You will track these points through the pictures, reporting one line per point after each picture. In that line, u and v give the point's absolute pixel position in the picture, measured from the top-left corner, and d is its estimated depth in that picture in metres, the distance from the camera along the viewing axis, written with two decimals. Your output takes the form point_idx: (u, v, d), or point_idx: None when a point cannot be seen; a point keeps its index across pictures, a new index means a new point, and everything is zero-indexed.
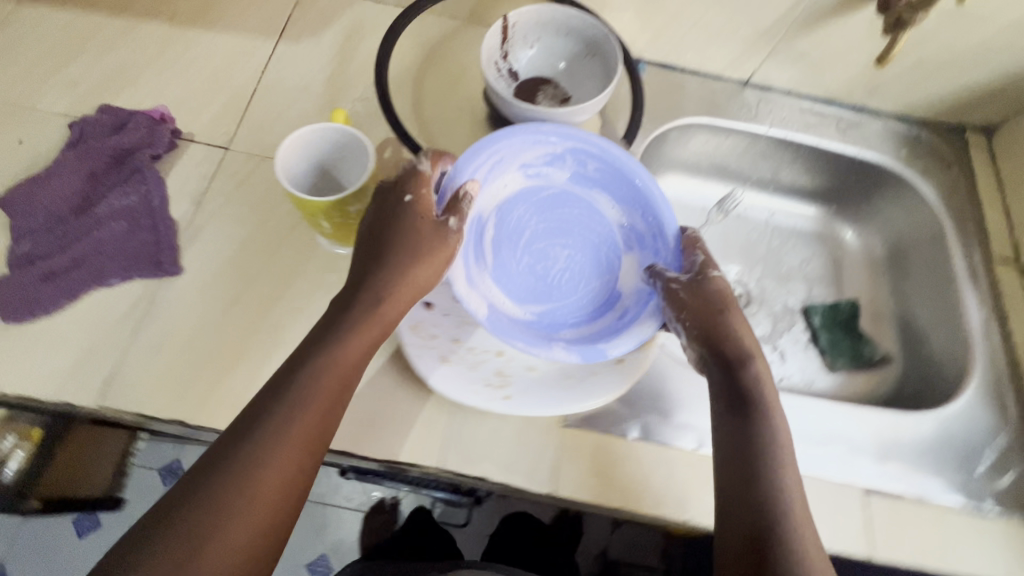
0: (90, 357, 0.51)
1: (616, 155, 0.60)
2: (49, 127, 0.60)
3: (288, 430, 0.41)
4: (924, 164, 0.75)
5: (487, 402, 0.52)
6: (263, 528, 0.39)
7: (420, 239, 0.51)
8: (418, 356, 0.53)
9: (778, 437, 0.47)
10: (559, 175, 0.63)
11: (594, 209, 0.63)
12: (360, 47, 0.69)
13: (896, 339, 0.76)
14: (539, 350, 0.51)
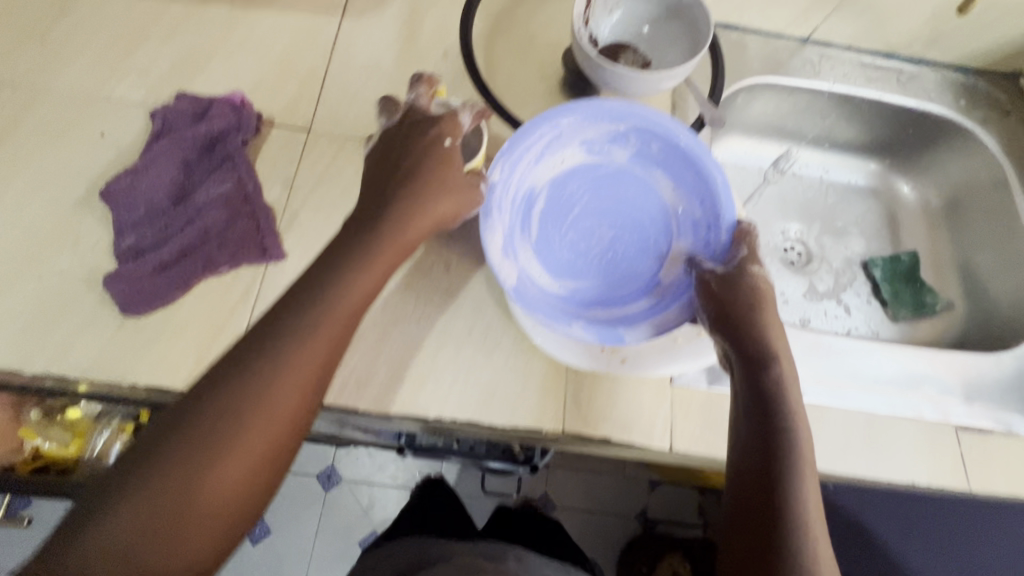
0: (213, 346, 0.52)
1: (684, 138, 0.56)
2: (130, 118, 0.59)
3: (286, 359, 0.41)
4: (984, 114, 0.76)
5: (604, 365, 0.54)
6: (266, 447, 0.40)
7: (451, 174, 0.49)
8: (532, 326, 0.54)
9: (798, 444, 0.45)
10: (619, 152, 0.60)
11: (651, 189, 0.60)
12: (427, 18, 0.67)
13: (958, 286, 0.78)
14: (558, 322, 0.50)
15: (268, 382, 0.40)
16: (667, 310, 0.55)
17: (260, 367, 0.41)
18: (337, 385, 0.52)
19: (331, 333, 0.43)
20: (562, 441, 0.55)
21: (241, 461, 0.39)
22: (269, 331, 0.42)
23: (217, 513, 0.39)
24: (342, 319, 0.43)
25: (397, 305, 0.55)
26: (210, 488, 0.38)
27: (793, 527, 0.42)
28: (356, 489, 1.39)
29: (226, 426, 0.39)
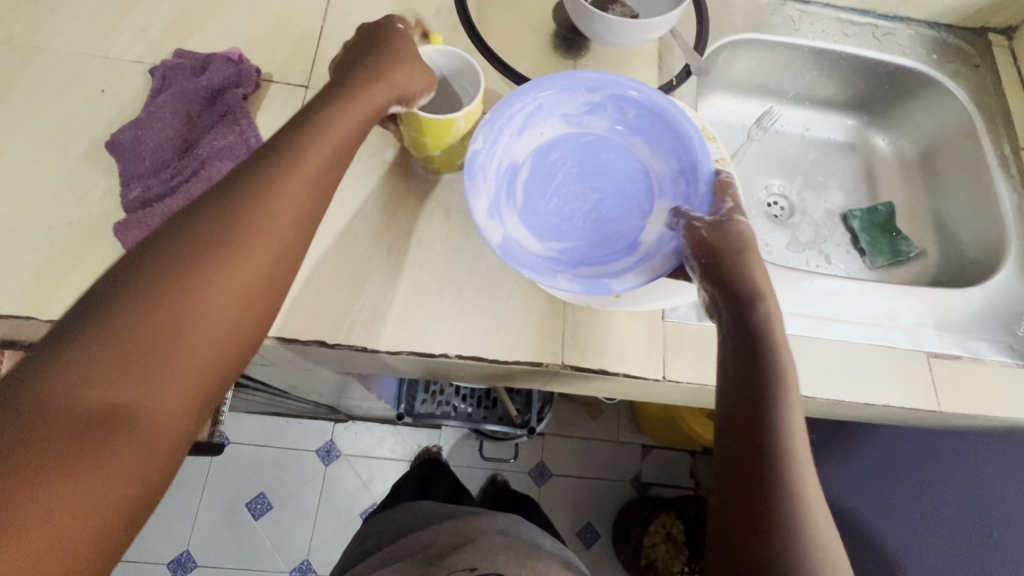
0: None
1: (657, 100, 0.55)
2: (130, 76, 0.60)
3: (258, 209, 0.40)
4: (955, 67, 0.79)
5: (600, 300, 0.55)
6: (244, 297, 0.39)
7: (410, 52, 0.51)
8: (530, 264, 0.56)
9: (787, 383, 0.42)
10: (598, 122, 0.59)
11: (631, 155, 0.59)
12: None
13: (931, 234, 0.82)
14: (541, 276, 0.50)
15: (240, 230, 0.39)
16: (645, 261, 0.54)
17: (232, 216, 0.39)
18: (345, 326, 0.54)
19: (307, 191, 0.42)
20: (562, 375, 0.58)
21: (223, 309, 0.38)
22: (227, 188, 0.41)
23: (197, 365, 0.37)
24: (309, 171, 0.43)
25: (400, 249, 0.57)
26: (198, 316, 0.37)
27: (782, 469, 0.39)
28: (355, 463, 1.41)
29: (201, 277, 0.37)
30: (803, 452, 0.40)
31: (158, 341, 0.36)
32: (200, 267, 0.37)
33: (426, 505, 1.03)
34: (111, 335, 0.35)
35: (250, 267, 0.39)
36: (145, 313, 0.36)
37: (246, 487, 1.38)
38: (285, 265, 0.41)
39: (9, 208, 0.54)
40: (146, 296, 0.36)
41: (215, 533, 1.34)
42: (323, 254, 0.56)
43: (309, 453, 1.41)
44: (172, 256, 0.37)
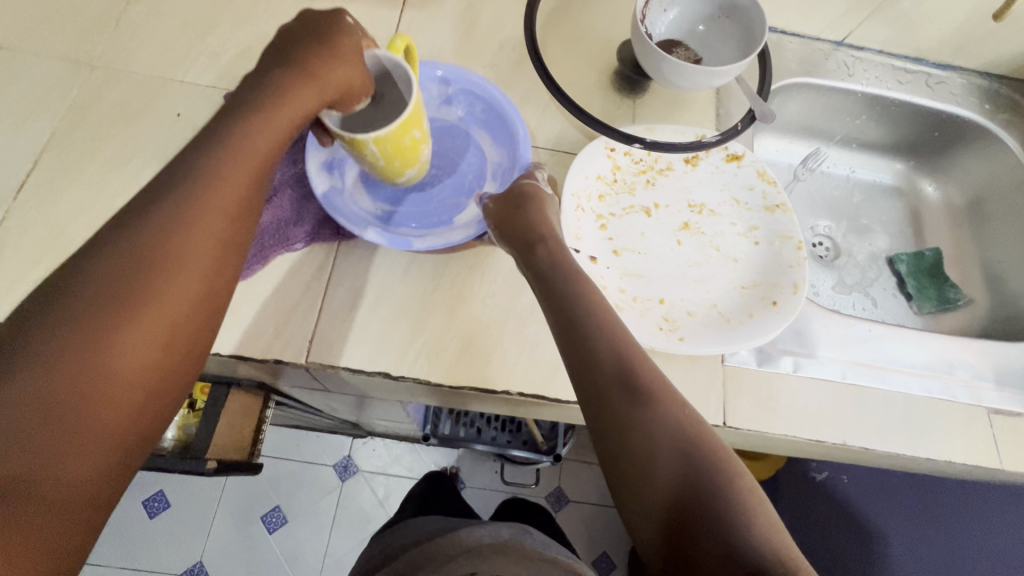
0: (289, 320, 0.54)
1: (497, 97, 0.60)
2: (203, 100, 0.61)
3: (194, 215, 0.36)
4: (1007, 117, 0.79)
5: (666, 343, 0.55)
6: (183, 309, 0.36)
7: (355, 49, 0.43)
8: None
9: (637, 361, 0.43)
10: (449, 110, 0.62)
11: (474, 144, 0.61)
12: (482, 15, 0.71)
13: (981, 282, 0.81)
14: (351, 226, 0.53)
15: (176, 237, 0.36)
16: (452, 228, 0.56)
17: (152, 227, 0.36)
18: (409, 358, 0.54)
19: (242, 194, 0.39)
20: None
21: (157, 329, 0.35)
22: (162, 192, 0.36)
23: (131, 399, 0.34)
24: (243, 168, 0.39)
25: (462, 282, 0.57)
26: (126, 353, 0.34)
27: (687, 450, 0.39)
28: (371, 480, 1.40)
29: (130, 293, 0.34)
30: (692, 417, 0.41)
31: (88, 379, 0.32)
32: (133, 287, 0.34)
33: (430, 521, 1.02)
34: (33, 381, 0.31)
35: (186, 275, 0.36)
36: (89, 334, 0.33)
37: (263, 500, 1.37)
38: (228, 267, 0.39)
39: (83, 227, 0.55)
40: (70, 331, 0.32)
41: (229, 546, 1.33)
42: (388, 285, 0.56)
43: (326, 467, 1.40)
44: (97, 280, 0.34)
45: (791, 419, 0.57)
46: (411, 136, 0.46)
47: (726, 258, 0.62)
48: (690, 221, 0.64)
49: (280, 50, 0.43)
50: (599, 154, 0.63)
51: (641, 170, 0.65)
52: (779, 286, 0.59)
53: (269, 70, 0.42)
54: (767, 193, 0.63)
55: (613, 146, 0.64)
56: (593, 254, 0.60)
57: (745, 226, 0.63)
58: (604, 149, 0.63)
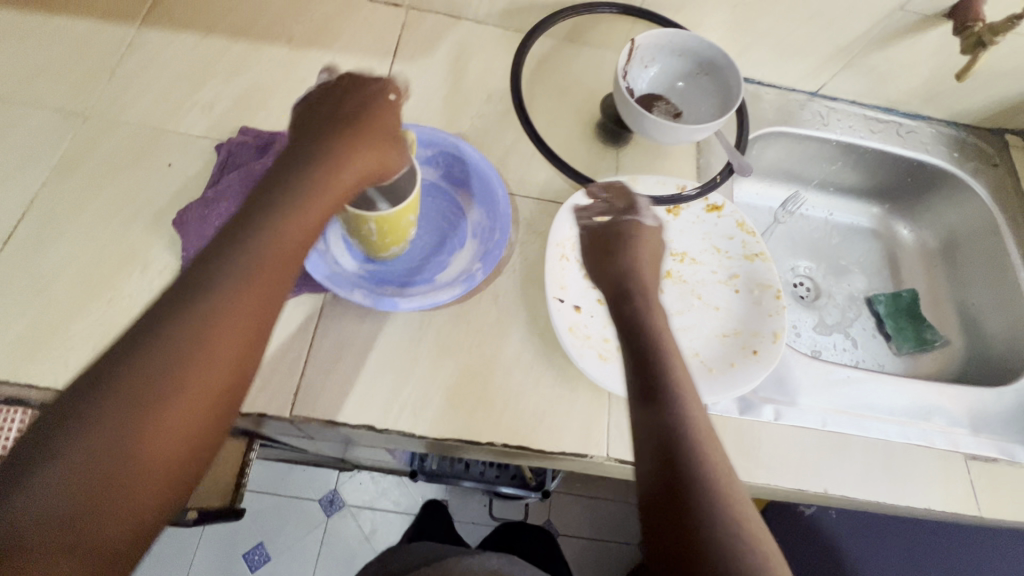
0: (273, 372, 0.54)
1: (476, 157, 0.63)
2: (195, 150, 0.62)
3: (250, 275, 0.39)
4: (975, 165, 0.83)
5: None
6: (217, 389, 0.37)
7: (393, 134, 0.50)
8: (580, 354, 0.56)
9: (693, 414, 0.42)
10: (428, 171, 0.65)
11: (455, 203, 0.64)
12: (470, 67, 0.74)
13: (956, 323, 0.83)
14: (338, 287, 0.54)
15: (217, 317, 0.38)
16: (439, 287, 0.57)
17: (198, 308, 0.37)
18: (394, 411, 0.54)
19: (290, 254, 0.42)
20: (603, 466, 0.57)
21: (193, 410, 0.36)
22: (226, 254, 0.40)
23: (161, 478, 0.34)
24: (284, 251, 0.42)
25: (448, 332, 0.58)
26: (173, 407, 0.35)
27: (708, 499, 0.38)
28: (358, 515, 1.37)
29: (168, 374, 0.35)
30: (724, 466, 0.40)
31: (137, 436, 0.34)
32: (190, 342, 0.36)
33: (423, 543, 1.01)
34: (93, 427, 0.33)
35: (224, 350, 0.37)
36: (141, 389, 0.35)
37: (245, 537, 1.33)
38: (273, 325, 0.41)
39: (69, 278, 0.55)
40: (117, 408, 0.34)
41: None
42: (374, 335, 0.56)
43: (311, 502, 1.37)
44: (154, 343, 0.36)
45: (773, 468, 0.58)
46: (407, 218, 0.52)
47: (707, 306, 0.64)
48: (671, 269, 0.66)
49: (330, 121, 0.49)
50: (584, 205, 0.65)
51: None
52: (758, 335, 0.60)
53: (321, 139, 0.48)
54: (746, 243, 0.66)
55: None
56: (578, 303, 0.61)
57: (725, 274, 0.65)
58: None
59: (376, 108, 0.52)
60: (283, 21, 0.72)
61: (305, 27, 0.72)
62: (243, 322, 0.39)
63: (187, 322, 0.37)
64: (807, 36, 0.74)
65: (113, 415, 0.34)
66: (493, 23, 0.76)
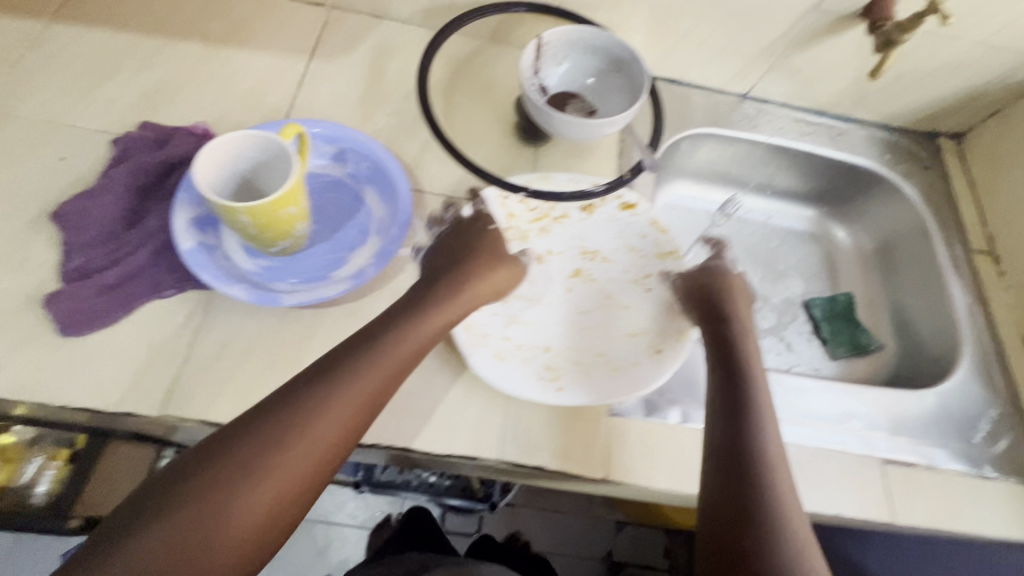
0: (148, 371, 0.52)
1: (380, 153, 0.62)
2: (91, 145, 0.61)
3: (375, 359, 0.48)
4: (906, 168, 0.83)
5: (540, 393, 0.54)
6: (305, 473, 0.43)
7: (498, 254, 0.60)
8: (474, 352, 0.55)
9: (769, 447, 0.49)
10: (334, 168, 0.63)
11: (360, 199, 0.62)
12: (389, 66, 0.73)
13: (890, 328, 0.82)
14: (215, 282, 0.53)
15: (327, 410, 0.45)
16: (328, 283, 0.56)
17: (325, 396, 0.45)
18: None
19: (411, 345, 0.50)
20: (499, 470, 0.56)
21: (301, 474, 0.43)
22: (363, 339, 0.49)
23: (238, 544, 0.41)
24: (407, 352, 0.50)
25: (339, 331, 0.56)
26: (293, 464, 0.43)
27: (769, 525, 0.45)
28: (310, 528, 1.33)
29: (294, 438, 0.43)
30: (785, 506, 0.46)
31: (260, 483, 0.42)
32: (321, 409, 0.45)
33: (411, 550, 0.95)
34: (233, 467, 0.42)
35: (339, 421, 0.45)
36: (274, 443, 0.43)
37: None
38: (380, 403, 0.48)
39: None
40: (242, 463, 0.42)
41: None
42: (259, 334, 0.54)
43: None
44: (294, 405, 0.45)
45: (675, 471, 0.55)
46: (286, 211, 0.50)
47: (617, 305, 0.62)
48: (582, 268, 0.64)
49: (467, 242, 0.60)
50: (492, 203, 0.64)
51: (536, 217, 0.66)
52: (665, 335, 0.60)
53: (458, 256, 0.59)
54: (659, 241, 0.65)
55: (506, 195, 0.65)
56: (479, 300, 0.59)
57: (638, 273, 0.64)
58: (497, 198, 0.64)
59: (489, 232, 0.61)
60: (198, 19, 0.71)
61: (221, 25, 0.71)
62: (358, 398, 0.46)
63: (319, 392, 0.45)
64: (728, 36, 0.73)
65: (252, 459, 0.42)
66: (417, 23, 0.76)
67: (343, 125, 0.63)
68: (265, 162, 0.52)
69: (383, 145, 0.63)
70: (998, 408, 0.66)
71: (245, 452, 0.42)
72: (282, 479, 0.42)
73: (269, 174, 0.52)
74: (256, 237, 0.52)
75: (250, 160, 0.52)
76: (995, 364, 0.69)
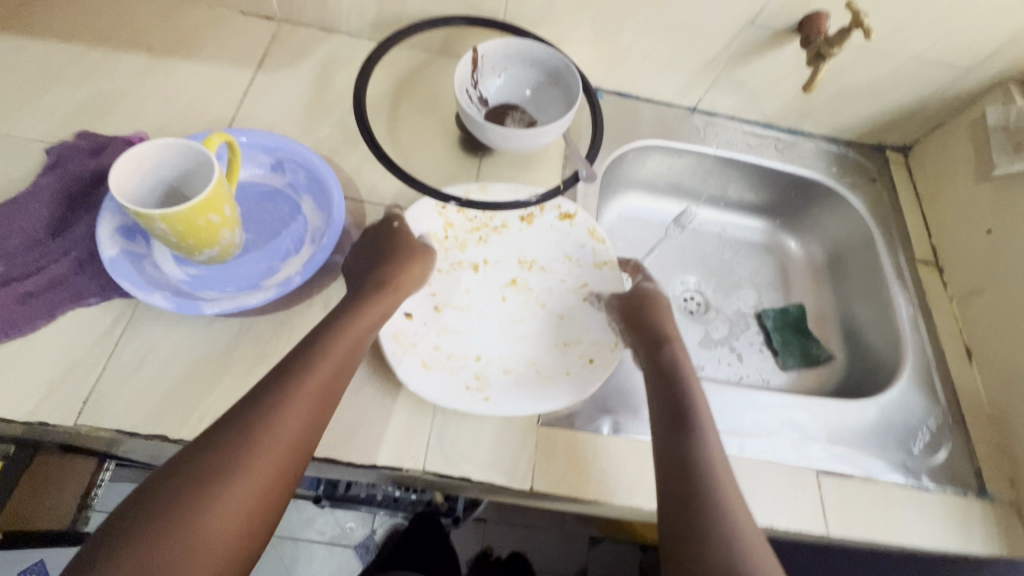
0: (65, 379, 0.51)
1: (317, 163, 0.63)
2: (28, 154, 0.61)
3: (308, 373, 0.46)
4: (853, 180, 0.84)
5: (465, 403, 0.53)
6: (263, 490, 0.41)
7: (413, 248, 0.60)
8: (399, 362, 0.54)
9: (712, 456, 0.49)
10: (273, 178, 0.64)
11: (297, 208, 0.62)
12: (337, 77, 0.74)
13: (840, 339, 0.82)
14: (136, 290, 0.52)
15: (276, 417, 0.43)
16: (255, 292, 0.55)
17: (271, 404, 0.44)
18: (192, 419, 0.51)
19: (343, 355, 0.49)
20: (426, 481, 0.55)
21: (245, 504, 0.40)
22: (291, 356, 0.48)
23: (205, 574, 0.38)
24: (346, 354, 0.49)
25: (265, 340, 0.56)
26: (234, 494, 0.40)
27: (728, 541, 0.43)
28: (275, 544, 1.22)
29: (231, 465, 0.41)
30: (742, 516, 0.45)
31: (201, 523, 0.38)
32: (256, 431, 0.42)
33: None
34: (166, 509, 0.38)
35: (279, 441, 0.43)
36: (209, 474, 0.40)
37: None
38: (321, 417, 0.46)
39: None
40: (175, 500, 0.39)
41: None
42: (183, 343, 0.54)
43: None
44: (224, 432, 0.42)
45: (604, 482, 0.55)
46: (208, 217, 0.50)
47: (551, 314, 0.62)
48: (518, 277, 0.64)
49: (374, 246, 0.59)
50: (428, 211, 0.64)
51: (475, 227, 0.65)
52: (598, 344, 0.59)
53: (364, 257, 0.58)
54: (597, 251, 0.65)
55: (444, 204, 0.65)
56: (409, 310, 0.59)
57: (575, 283, 0.64)
58: (433, 206, 0.65)
59: (395, 228, 0.60)
60: (146, 32, 0.72)
61: (169, 37, 0.72)
62: (296, 415, 0.44)
63: (251, 414, 0.43)
64: (671, 51, 0.75)
65: (185, 496, 0.39)
66: (366, 36, 0.77)
67: (280, 135, 0.64)
68: (186, 170, 0.52)
69: (320, 155, 0.63)
70: (938, 418, 0.66)
71: (177, 488, 0.39)
72: (228, 512, 0.39)
73: (192, 182, 0.52)
74: (184, 246, 0.52)
75: (172, 171, 0.52)
76: (937, 374, 0.69)
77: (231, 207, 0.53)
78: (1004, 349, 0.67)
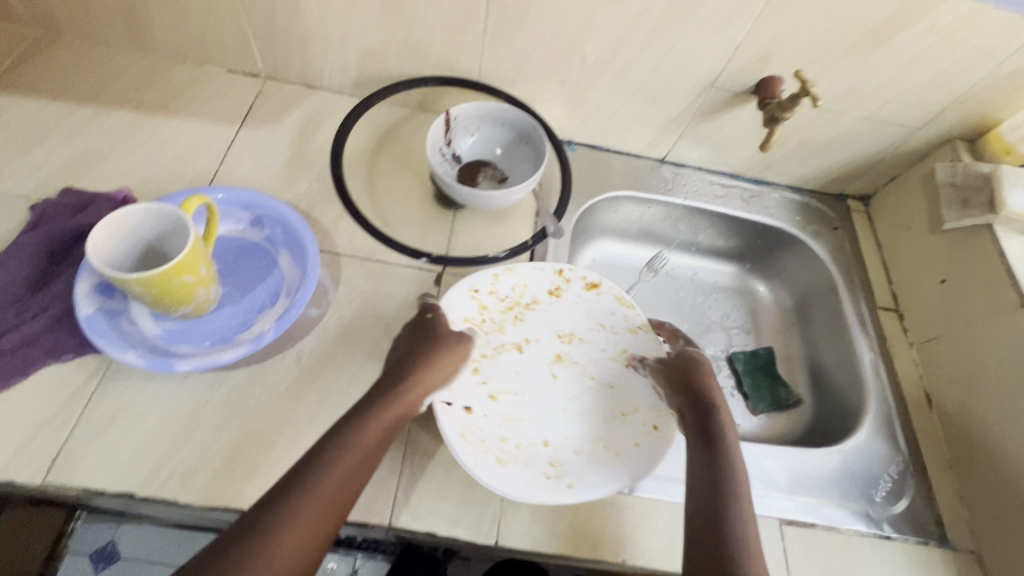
0: (36, 437, 0.52)
1: (294, 220, 0.65)
2: (12, 211, 0.63)
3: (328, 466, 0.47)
4: (816, 228, 0.87)
5: (554, 495, 0.54)
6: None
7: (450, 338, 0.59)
8: (475, 462, 0.54)
9: (750, 534, 0.48)
10: (251, 233, 0.66)
11: (274, 263, 0.64)
12: (318, 133, 0.77)
13: (807, 382, 0.85)
14: (110, 348, 0.54)
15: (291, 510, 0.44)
16: (227, 347, 0.57)
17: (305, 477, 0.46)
18: (161, 476, 0.52)
19: (367, 446, 0.49)
20: (392, 534, 0.56)
21: None
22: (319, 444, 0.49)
23: None
24: (369, 444, 0.49)
25: (237, 394, 0.57)
26: None
27: None
28: None
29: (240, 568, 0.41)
30: None
31: None
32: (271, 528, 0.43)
33: None
34: None
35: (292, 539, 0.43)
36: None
37: None
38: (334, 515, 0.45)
39: None
40: None
41: None
42: (155, 399, 0.55)
43: None
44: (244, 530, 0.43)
45: (568, 535, 0.56)
46: (183, 278, 0.52)
47: (602, 386, 0.63)
48: (562, 352, 0.65)
49: (414, 336, 0.59)
50: (463, 298, 0.64)
51: (507, 307, 0.66)
52: (656, 410, 0.61)
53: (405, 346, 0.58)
54: (627, 315, 0.67)
55: (475, 287, 0.65)
56: (466, 403, 0.59)
57: (615, 350, 0.66)
58: (467, 292, 0.65)
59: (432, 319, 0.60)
60: (134, 89, 0.75)
61: (157, 94, 0.75)
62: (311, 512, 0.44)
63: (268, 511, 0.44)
64: (637, 109, 0.79)
65: None
66: (348, 92, 0.80)
67: (257, 192, 0.66)
68: (164, 232, 0.54)
69: (296, 211, 0.66)
70: (900, 465, 0.68)
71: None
72: None
73: (170, 242, 0.54)
74: (162, 306, 0.53)
75: (152, 234, 0.54)
76: (897, 420, 0.71)
77: (207, 265, 0.55)
78: (962, 397, 0.69)
